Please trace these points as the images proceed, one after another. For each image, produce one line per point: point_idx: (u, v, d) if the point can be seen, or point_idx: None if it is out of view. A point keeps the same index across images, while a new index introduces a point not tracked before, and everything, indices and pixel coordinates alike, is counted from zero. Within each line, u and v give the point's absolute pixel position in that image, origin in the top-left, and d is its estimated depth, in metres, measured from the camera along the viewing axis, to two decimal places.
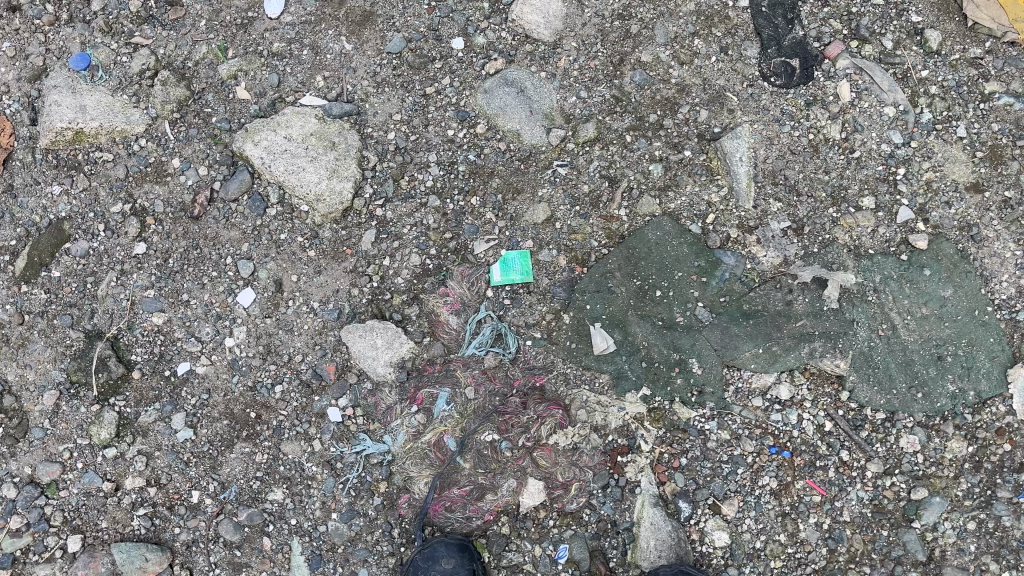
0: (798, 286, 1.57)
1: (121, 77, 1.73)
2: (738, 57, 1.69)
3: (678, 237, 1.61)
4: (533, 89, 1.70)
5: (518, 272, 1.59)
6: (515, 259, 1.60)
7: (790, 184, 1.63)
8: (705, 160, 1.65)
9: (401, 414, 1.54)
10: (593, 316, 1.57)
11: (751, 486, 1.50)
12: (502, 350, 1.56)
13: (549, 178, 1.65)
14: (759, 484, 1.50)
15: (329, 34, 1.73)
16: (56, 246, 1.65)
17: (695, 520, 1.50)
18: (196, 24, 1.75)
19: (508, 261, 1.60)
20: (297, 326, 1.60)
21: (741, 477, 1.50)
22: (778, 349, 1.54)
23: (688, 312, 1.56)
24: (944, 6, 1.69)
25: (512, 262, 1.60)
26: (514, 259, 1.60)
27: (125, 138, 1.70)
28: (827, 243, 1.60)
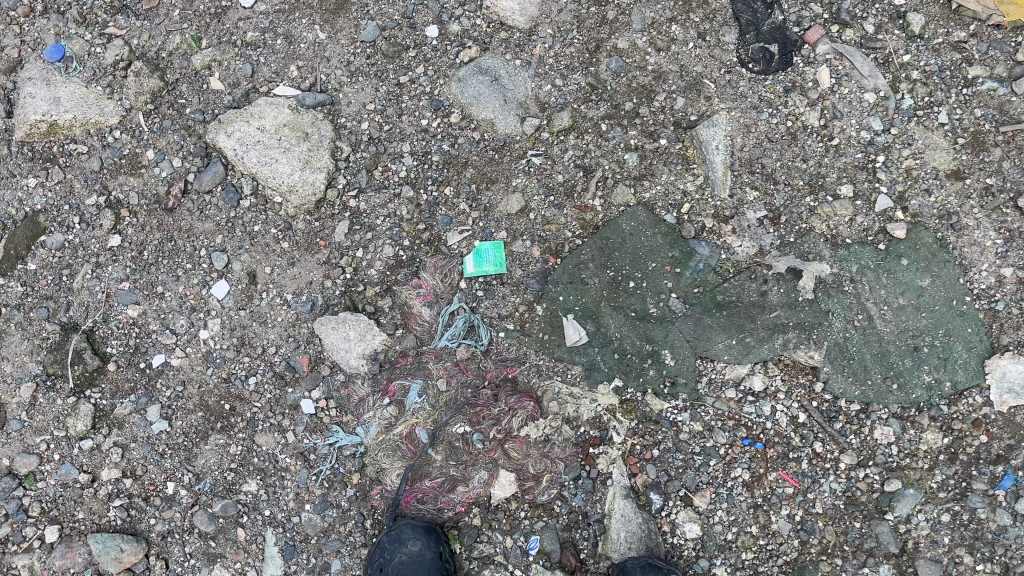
0: (773, 276, 1.55)
1: (95, 68, 1.72)
2: (716, 43, 1.67)
3: (653, 227, 1.59)
4: (508, 77, 1.68)
5: (491, 264, 1.59)
6: (488, 250, 1.59)
7: (767, 172, 1.61)
8: (681, 148, 1.64)
9: (373, 406, 1.54)
10: (566, 307, 1.56)
11: (723, 478, 1.49)
12: (475, 342, 1.56)
13: (523, 168, 1.64)
14: (731, 476, 1.49)
15: (303, 23, 1.72)
16: (32, 238, 1.65)
17: (667, 511, 1.49)
18: (170, 14, 1.74)
19: (482, 252, 1.60)
20: (271, 318, 1.60)
21: (713, 468, 1.50)
22: (751, 340, 1.53)
23: (661, 304, 1.55)
24: None
25: (486, 253, 1.59)
26: (488, 250, 1.60)
27: (100, 130, 1.69)
28: (804, 232, 1.58)
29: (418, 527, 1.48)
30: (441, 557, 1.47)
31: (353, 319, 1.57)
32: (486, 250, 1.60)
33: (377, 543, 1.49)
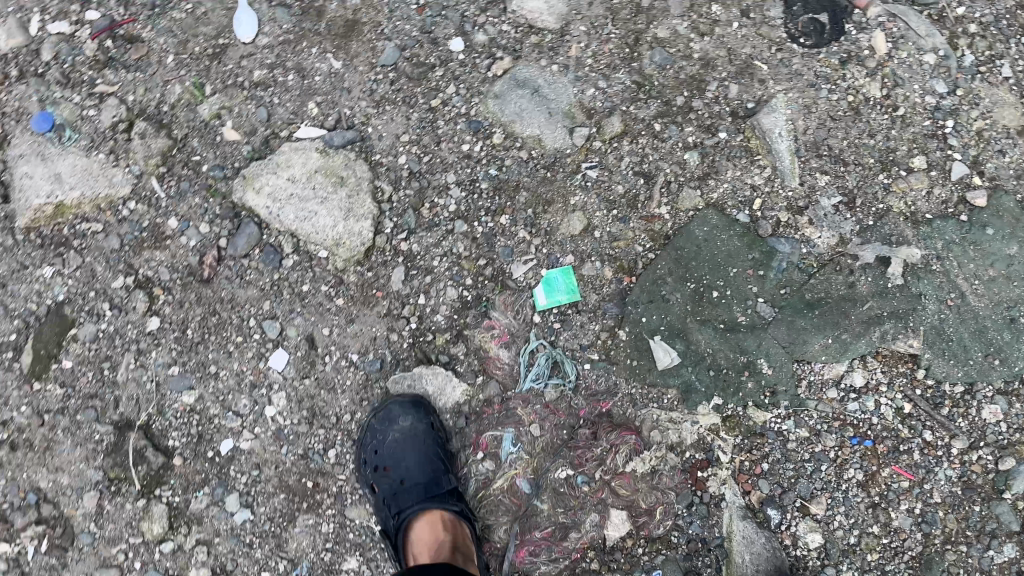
0: (860, 266, 1.49)
1: (92, 134, 1.55)
2: (762, 20, 1.59)
3: (727, 230, 1.51)
4: (547, 87, 1.56)
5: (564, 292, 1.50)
6: (558, 278, 1.50)
7: (835, 154, 1.53)
8: (742, 140, 1.54)
9: (468, 463, 1.48)
10: (650, 328, 1.48)
11: (837, 481, 1.46)
12: (561, 379, 1.48)
13: (580, 184, 1.53)
14: (845, 478, 1.46)
15: (314, 53, 1.58)
16: (61, 334, 1.51)
17: (787, 524, 1.45)
18: (164, 61, 1.58)
19: (551, 280, 1.50)
20: (339, 383, 1.50)
21: (826, 473, 1.46)
22: (848, 337, 1.47)
23: (750, 311, 1.48)
24: None
25: (556, 281, 1.50)
26: (557, 277, 1.50)
27: (112, 203, 1.54)
28: (882, 213, 1.51)
29: (405, 402, 1.46)
30: (434, 426, 1.47)
31: (428, 374, 1.48)
32: (555, 278, 1.50)
33: (365, 427, 1.48)
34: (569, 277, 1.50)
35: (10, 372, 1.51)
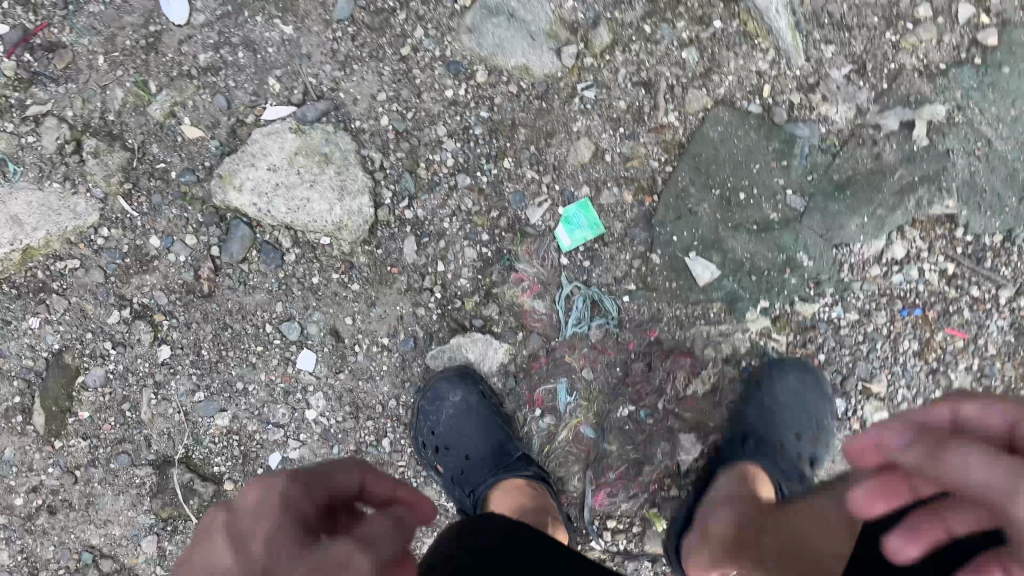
0: (883, 136, 1.42)
1: (39, 163, 1.39)
2: None
3: (743, 125, 1.43)
4: (522, 8, 1.41)
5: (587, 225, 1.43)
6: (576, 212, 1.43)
7: (837, 20, 1.41)
8: (738, 25, 1.41)
9: (526, 421, 1.44)
10: (683, 246, 1.43)
11: (893, 357, 1.44)
12: (604, 318, 1.42)
13: (579, 108, 1.43)
14: (901, 351, 1.44)
15: (259, 21, 1.41)
16: (69, 385, 1.41)
17: (853, 409, 1.46)
18: (95, 64, 1.40)
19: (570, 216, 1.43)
20: (376, 370, 1.42)
21: (882, 351, 1.44)
22: (883, 211, 1.41)
23: (780, 205, 1.43)
24: None
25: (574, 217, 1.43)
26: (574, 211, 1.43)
27: (82, 234, 1.40)
28: (896, 74, 1.42)
29: (450, 377, 1.40)
30: (485, 394, 1.42)
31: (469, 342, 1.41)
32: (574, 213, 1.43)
33: (416, 409, 1.42)
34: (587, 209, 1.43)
35: (27, 435, 1.41)
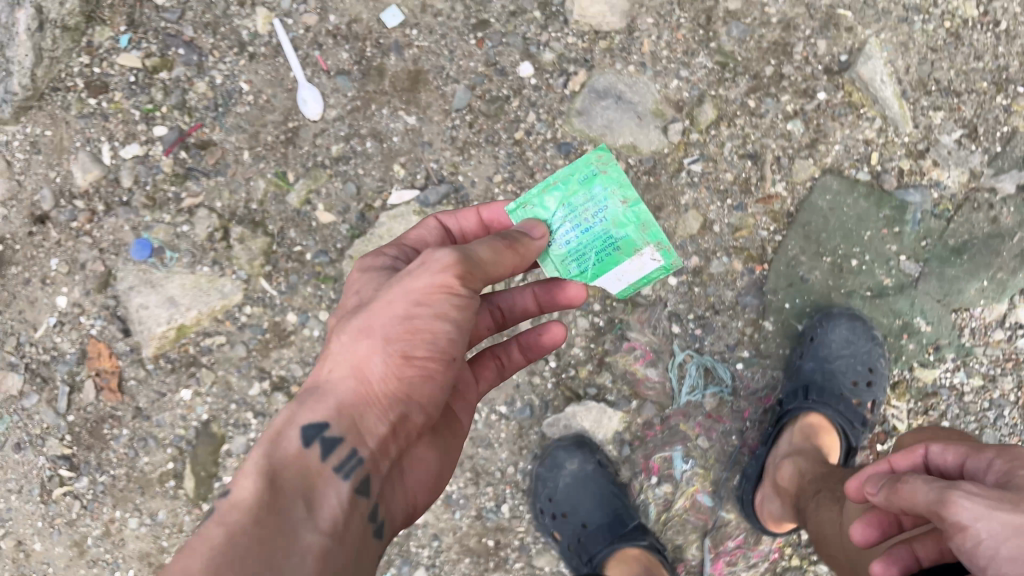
0: (999, 199, 1.44)
1: (192, 249, 1.54)
2: (729, 47, 1.48)
3: (851, 193, 1.46)
4: (629, 90, 1.50)
5: (600, 188, 1.13)
6: (568, 227, 1.14)
7: (945, 87, 1.45)
8: (844, 95, 1.47)
9: (642, 488, 1.47)
10: (797, 312, 1.47)
11: (1015, 365, 1.43)
12: (718, 385, 1.46)
13: (686, 181, 1.48)
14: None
15: (384, 113, 1.53)
16: (215, 451, 1.54)
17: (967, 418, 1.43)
18: (240, 158, 1.55)
19: (588, 252, 1.14)
20: (494, 437, 1.48)
21: (992, 355, 1.43)
22: (1004, 275, 1.43)
23: (893, 270, 1.45)
24: None
25: (582, 232, 1.14)
26: (563, 244, 1.14)
27: (229, 312, 1.54)
28: (1010, 137, 1.44)
29: (568, 444, 1.46)
30: (601, 464, 1.47)
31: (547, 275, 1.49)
32: (575, 236, 1.14)
33: (534, 476, 1.47)
34: (566, 198, 1.14)
35: (177, 498, 1.54)
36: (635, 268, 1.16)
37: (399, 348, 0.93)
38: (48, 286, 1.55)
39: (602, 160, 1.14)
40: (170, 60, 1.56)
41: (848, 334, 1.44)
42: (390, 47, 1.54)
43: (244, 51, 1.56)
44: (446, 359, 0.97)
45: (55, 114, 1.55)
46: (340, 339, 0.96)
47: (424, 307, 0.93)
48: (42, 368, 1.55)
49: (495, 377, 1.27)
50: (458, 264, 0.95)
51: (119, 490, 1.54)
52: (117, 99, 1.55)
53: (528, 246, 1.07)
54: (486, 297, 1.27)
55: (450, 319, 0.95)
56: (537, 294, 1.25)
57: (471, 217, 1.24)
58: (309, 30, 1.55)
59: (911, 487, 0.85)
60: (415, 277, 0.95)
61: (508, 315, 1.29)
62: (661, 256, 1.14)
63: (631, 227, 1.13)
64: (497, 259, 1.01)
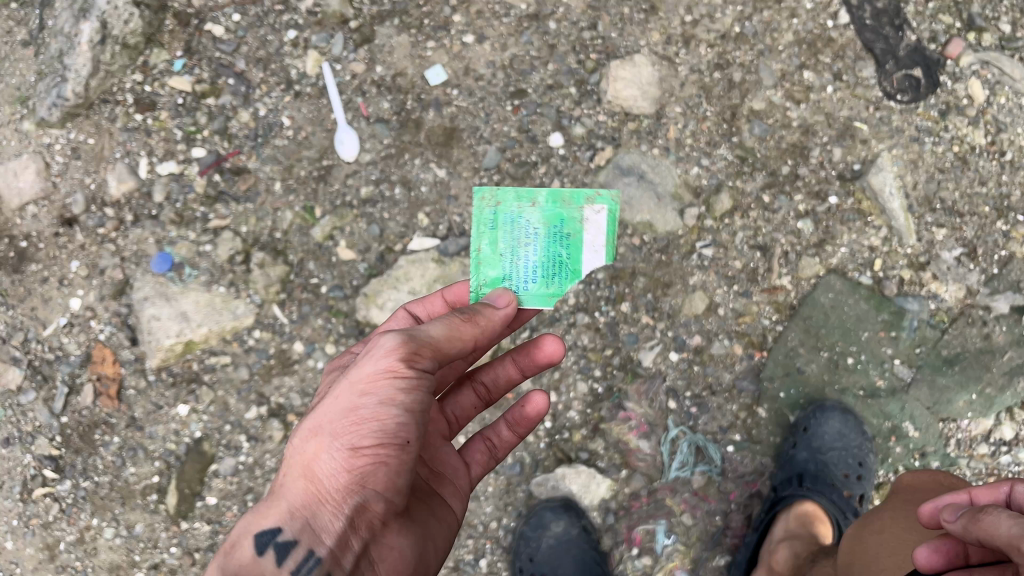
0: (992, 317, 1.50)
1: (211, 269, 1.57)
2: (750, 142, 1.57)
3: (853, 294, 1.52)
4: (652, 171, 1.57)
5: (510, 218, 1.32)
6: (526, 266, 1.29)
7: (949, 206, 1.53)
8: (854, 202, 1.54)
9: (622, 558, 1.48)
10: (790, 403, 1.51)
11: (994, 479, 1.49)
12: (708, 465, 1.49)
13: (696, 263, 1.53)
14: None
15: (416, 163, 1.60)
16: (202, 470, 1.54)
17: None
18: (271, 188, 1.60)
19: (557, 265, 1.31)
20: (482, 489, 1.49)
21: (974, 468, 1.48)
22: (991, 391, 1.49)
23: (887, 373, 1.50)
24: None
25: (531, 266, 1.29)
26: (537, 280, 1.29)
27: (237, 334, 1.56)
28: (1007, 260, 1.51)
29: (556, 506, 1.47)
30: (586, 530, 1.48)
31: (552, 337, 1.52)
32: (536, 262, 1.29)
33: (518, 533, 1.48)
34: (496, 247, 1.30)
35: (157, 513, 1.53)
36: (595, 232, 1.34)
37: (344, 442, 0.95)
38: (64, 287, 1.57)
39: (488, 199, 1.33)
40: (219, 88, 1.62)
41: (840, 427, 1.48)
42: (430, 102, 1.61)
43: (291, 89, 1.62)
44: (398, 444, 0.96)
45: (101, 124, 1.60)
46: (295, 442, 0.99)
47: (367, 396, 0.96)
48: (44, 367, 1.56)
49: (486, 458, 1.28)
50: (400, 348, 0.98)
51: (100, 497, 1.53)
52: (162, 117, 1.61)
53: (487, 315, 1.11)
54: (469, 379, 1.32)
55: (396, 404, 0.96)
56: (515, 361, 1.28)
57: (438, 302, 1.29)
58: (355, 78, 1.63)
59: (993, 519, 0.82)
60: (361, 367, 0.99)
61: (493, 391, 1.33)
62: (602, 203, 1.33)
63: (558, 218, 1.32)
64: (448, 334, 1.04)
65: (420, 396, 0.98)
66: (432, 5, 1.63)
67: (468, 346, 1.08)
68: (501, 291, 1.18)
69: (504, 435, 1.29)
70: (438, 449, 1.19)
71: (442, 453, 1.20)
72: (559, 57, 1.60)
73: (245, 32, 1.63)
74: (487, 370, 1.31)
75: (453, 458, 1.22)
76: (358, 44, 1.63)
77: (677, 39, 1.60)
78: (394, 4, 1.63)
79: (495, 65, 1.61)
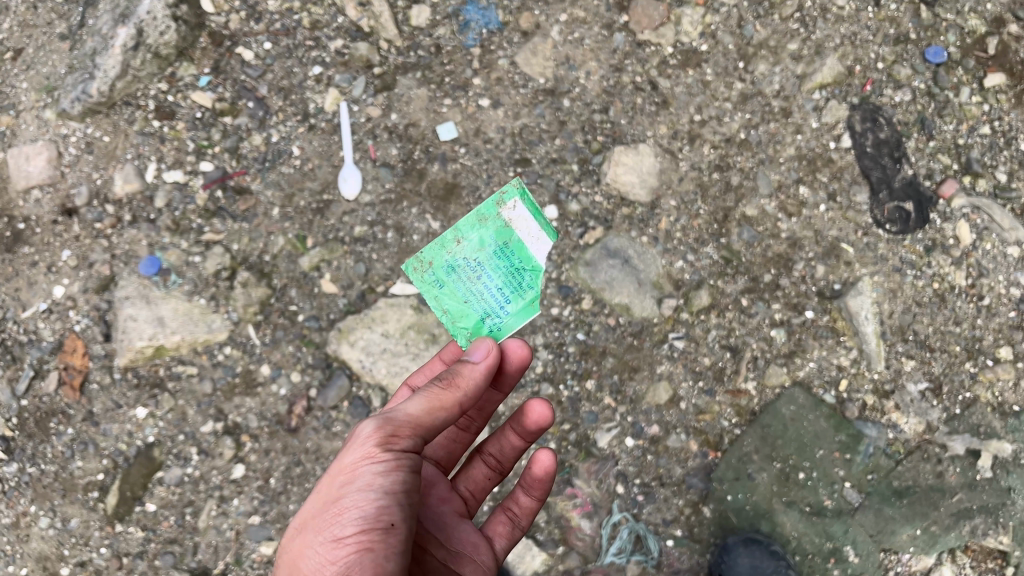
0: (948, 456, 1.52)
1: (196, 280, 1.61)
2: (737, 245, 1.60)
3: (814, 410, 1.54)
4: (637, 257, 1.60)
5: (448, 268, 1.32)
6: (493, 294, 1.31)
7: (921, 339, 1.56)
8: (829, 320, 1.57)
9: None
10: (735, 507, 1.51)
11: None
12: (644, 556, 1.49)
13: (666, 353, 1.56)
14: None
15: (413, 212, 1.64)
16: (147, 476, 1.54)
17: None
18: (269, 212, 1.64)
19: (516, 276, 1.32)
20: None
21: None
22: (936, 528, 1.50)
23: (836, 494, 1.51)
24: (996, 147, 1.66)
25: (495, 290, 1.31)
26: (511, 299, 1.31)
27: (208, 347, 1.58)
28: (970, 402, 1.54)
29: None
30: None
31: (515, 402, 1.54)
32: (498, 285, 1.31)
33: None
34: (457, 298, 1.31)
35: (94, 511, 1.53)
36: (525, 225, 1.35)
37: (327, 534, 0.96)
38: (52, 274, 1.60)
39: (420, 266, 1.33)
40: (237, 109, 1.68)
41: (750, 562, 1.43)
42: (436, 155, 1.66)
43: (306, 121, 1.68)
44: (382, 528, 0.95)
45: (118, 124, 1.65)
46: (287, 542, 1.01)
47: (348, 486, 0.98)
48: (17, 348, 1.59)
49: (509, 529, 1.31)
50: (377, 433, 1.01)
51: (43, 486, 1.54)
52: (178, 128, 1.66)
53: (468, 374, 1.09)
54: (477, 450, 1.35)
55: (374, 489, 0.97)
56: (515, 428, 1.30)
57: (437, 366, 1.33)
58: (370, 121, 1.68)
59: None
60: (343, 456, 1.02)
61: (503, 461, 1.34)
62: (513, 198, 1.33)
63: (488, 236, 1.32)
64: (427, 409, 1.05)
65: (402, 473, 1.00)
66: (455, 65, 1.69)
67: (454, 413, 1.08)
68: (480, 341, 1.13)
69: (522, 502, 1.31)
70: (453, 527, 1.21)
71: (460, 531, 1.22)
72: (567, 134, 1.66)
73: (273, 60, 1.70)
74: (492, 440, 1.34)
75: (472, 534, 1.23)
76: (378, 90, 1.69)
77: (682, 136, 1.66)
78: (419, 59, 1.70)
79: (505, 131, 1.66)
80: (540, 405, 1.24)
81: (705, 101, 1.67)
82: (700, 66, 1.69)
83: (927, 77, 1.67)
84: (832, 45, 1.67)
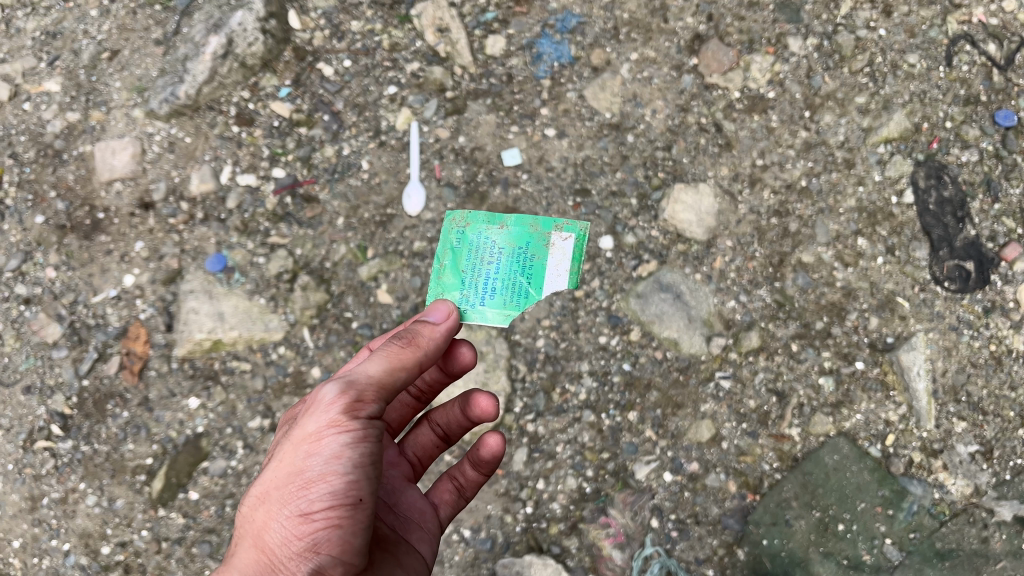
0: (995, 522, 1.49)
1: (258, 280, 1.66)
2: (791, 290, 1.60)
3: (858, 461, 1.52)
4: (689, 293, 1.61)
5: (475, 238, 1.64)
6: (484, 283, 1.59)
7: (974, 401, 1.53)
8: (879, 373, 1.56)
9: None
10: (771, 552, 1.50)
11: None
12: None
13: (711, 392, 1.56)
14: None
15: None
16: (193, 465, 1.59)
17: None
18: (334, 221, 1.70)
19: (515, 285, 1.59)
20: (449, 555, 1.52)
21: None
22: None
23: (875, 550, 1.49)
24: None
25: (486, 279, 1.60)
26: (491, 297, 1.58)
27: (263, 345, 1.63)
28: (1020, 469, 1.51)
29: None
30: None
31: (554, 425, 1.56)
32: (495, 279, 1.59)
33: None
34: (460, 262, 1.62)
35: (139, 494, 1.58)
36: (558, 262, 1.61)
37: (293, 509, 0.99)
38: (124, 263, 1.67)
39: (459, 222, 1.66)
40: (314, 121, 1.75)
41: None
42: (498, 180, 1.69)
43: (377, 137, 1.73)
44: (350, 503, 0.99)
45: (201, 127, 1.73)
46: (248, 511, 1.04)
47: (313, 457, 1.00)
48: (83, 330, 1.65)
49: (454, 497, 1.37)
50: (342, 400, 1.02)
51: (94, 464, 1.59)
52: (256, 135, 1.73)
53: (426, 335, 1.15)
54: (425, 417, 1.40)
55: (342, 461, 0.99)
56: (462, 404, 1.35)
57: None
58: (438, 141, 1.73)
59: None
60: (305, 422, 1.03)
61: (451, 432, 1.39)
62: (568, 234, 1.62)
63: (523, 241, 1.62)
64: (389, 372, 1.07)
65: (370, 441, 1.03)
66: (525, 94, 1.74)
67: (413, 372, 1.12)
68: (438, 303, 1.21)
69: (468, 475, 1.37)
70: (402, 492, 1.30)
71: (407, 497, 1.31)
72: (628, 168, 1.68)
73: (351, 77, 1.76)
74: (439, 411, 1.38)
75: (419, 501, 1.32)
76: (449, 113, 1.74)
77: (743, 178, 1.67)
78: (490, 86, 1.75)
79: (568, 161, 1.70)
80: (484, 399, 1.28)
81: (768, 146, 1.68)
82: (766, 112, 1.69)
83: (995, 139, 1.66)
84: (899, 101, 1.66)
